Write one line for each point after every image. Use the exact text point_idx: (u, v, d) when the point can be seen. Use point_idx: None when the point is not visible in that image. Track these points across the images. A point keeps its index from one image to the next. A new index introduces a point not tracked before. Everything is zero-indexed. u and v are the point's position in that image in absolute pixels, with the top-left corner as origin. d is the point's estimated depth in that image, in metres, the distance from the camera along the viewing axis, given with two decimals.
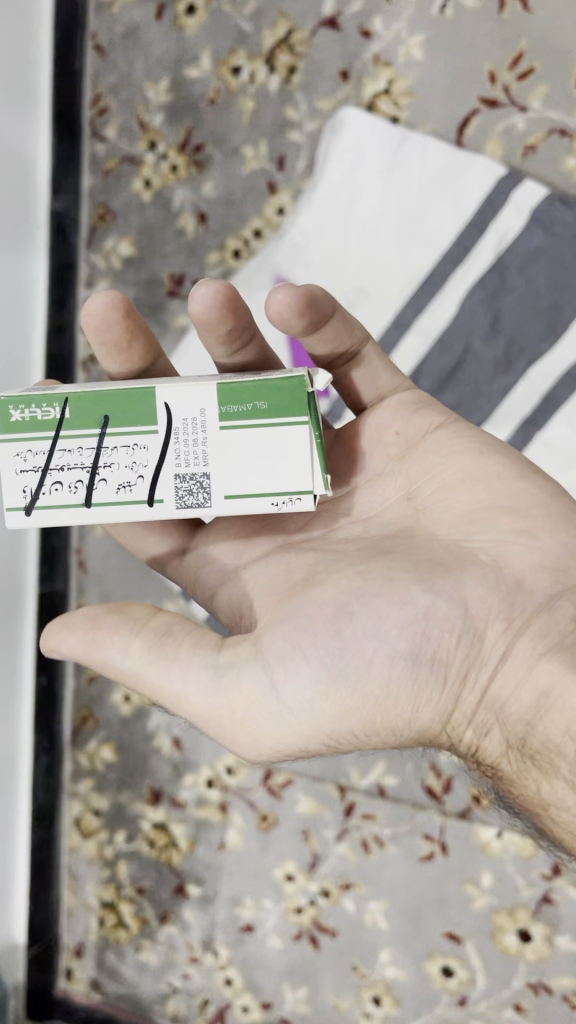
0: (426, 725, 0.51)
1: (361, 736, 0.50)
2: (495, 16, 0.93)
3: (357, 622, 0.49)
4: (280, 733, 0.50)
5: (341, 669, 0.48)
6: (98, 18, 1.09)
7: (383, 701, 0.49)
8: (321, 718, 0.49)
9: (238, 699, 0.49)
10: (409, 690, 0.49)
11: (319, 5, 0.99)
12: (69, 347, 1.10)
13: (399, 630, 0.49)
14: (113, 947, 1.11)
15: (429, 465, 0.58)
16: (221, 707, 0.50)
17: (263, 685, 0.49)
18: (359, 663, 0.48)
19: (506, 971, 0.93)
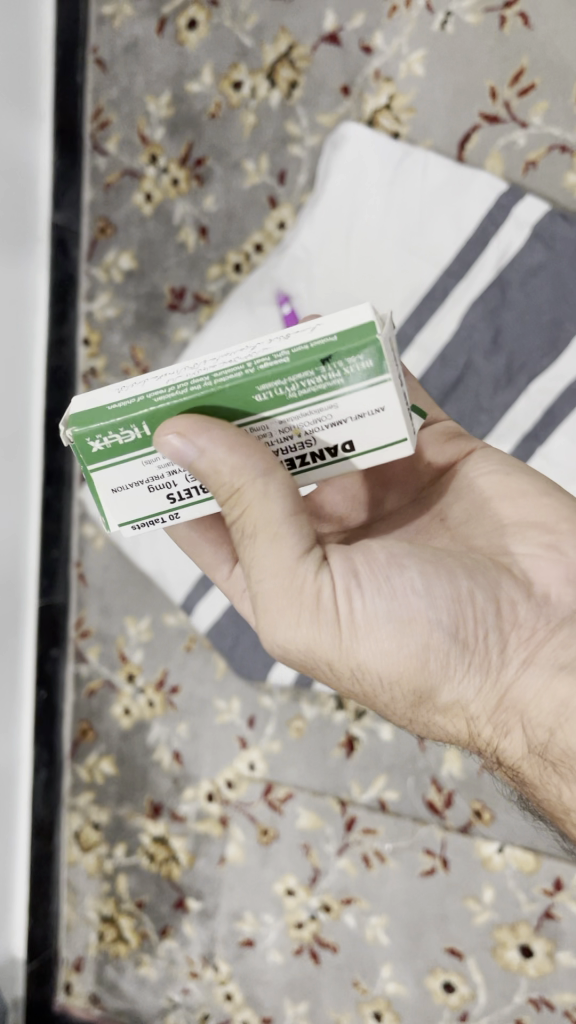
0: (445, 704, 0.51)
1: (382, 681, 0.50)
2: (495, 32, 0.93)
3: (407, 577, 0.49)
4: (311, 643, 0.49)
5: (392, 608, 0.48)
6: (100, 34, 1.10)
7: (416, 661, 0.49)
8: (358, 645, 0.48)
9: (297, 589, 0.48)
10: (443, 663, 0.49)
11: (320, 21, 1.00)
12: (69, 362, 1.11)
13: (443, 600, 0.48)
14: (113, 961, 1.11)
15: (460, 487, 0.59)
16: (279, 592, 0.49)
17: (318, 594, 0.48)
18: (406, 611, 0.48)
19: (507, 987, 0.93)
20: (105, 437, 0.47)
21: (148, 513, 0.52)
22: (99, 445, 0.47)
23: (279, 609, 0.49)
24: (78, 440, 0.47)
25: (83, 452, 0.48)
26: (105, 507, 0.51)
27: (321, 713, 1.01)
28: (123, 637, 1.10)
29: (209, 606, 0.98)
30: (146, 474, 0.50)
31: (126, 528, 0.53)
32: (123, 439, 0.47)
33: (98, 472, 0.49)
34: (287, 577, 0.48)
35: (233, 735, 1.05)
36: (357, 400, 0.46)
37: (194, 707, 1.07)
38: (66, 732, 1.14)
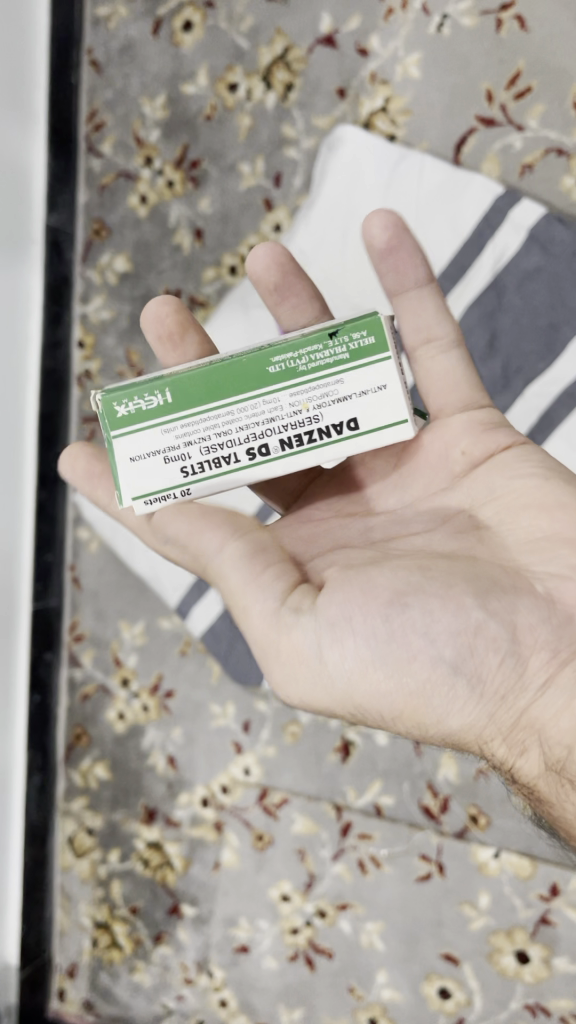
0: (456, 736, 0.48)
1: (385, 717, 0.48)
2: (492, 35, 0.93)
3: (407, 614, 0.46)
4: (307, 692, 0.49)
5: (387, 649, 0.46)
6: (95, 35, 1.09)
7: (415, 700, 0.47)
8: (356, 687, 0.47)
9: (287, 645, 0.49)
10: (446, 701, 0.46)
11: (316, 24, 1.00)
12: (64, 363, 1.11)
13: (445, 635, 0.46)
14: (107, 967, 1.10)
15: (492, 485, 0.56)
16: (270, 642, 0.50)
17: (310, 642, 0.48)
18: (404, 654, 0.46)
19: (504, 993, 0.92)
20: (129, 398, 0.56)
21: (159, 489, 0.57)
22: (122, 409, 0.57)
23: (277, 663, 0.50)
24: (107, 400, 0.57)
25: (109, 414, 0.57)
26: (122, 477, 0.57)
27: (317, 718, 1.00)
28: (117, 640, 1.10)
29: (204, 610, 0.98)
30: (161, 443, 0.56)
31: (139, 505, 0.57)
32: (144, 405, 0.56)
33: (118, 435, 0.57)
34: (269, 633, 0.49)
35: (228, 740, 1.04)
36: (357, 376, 0.55)
37: (189, 711, 1.06)
38: (59, 737, 1.13)
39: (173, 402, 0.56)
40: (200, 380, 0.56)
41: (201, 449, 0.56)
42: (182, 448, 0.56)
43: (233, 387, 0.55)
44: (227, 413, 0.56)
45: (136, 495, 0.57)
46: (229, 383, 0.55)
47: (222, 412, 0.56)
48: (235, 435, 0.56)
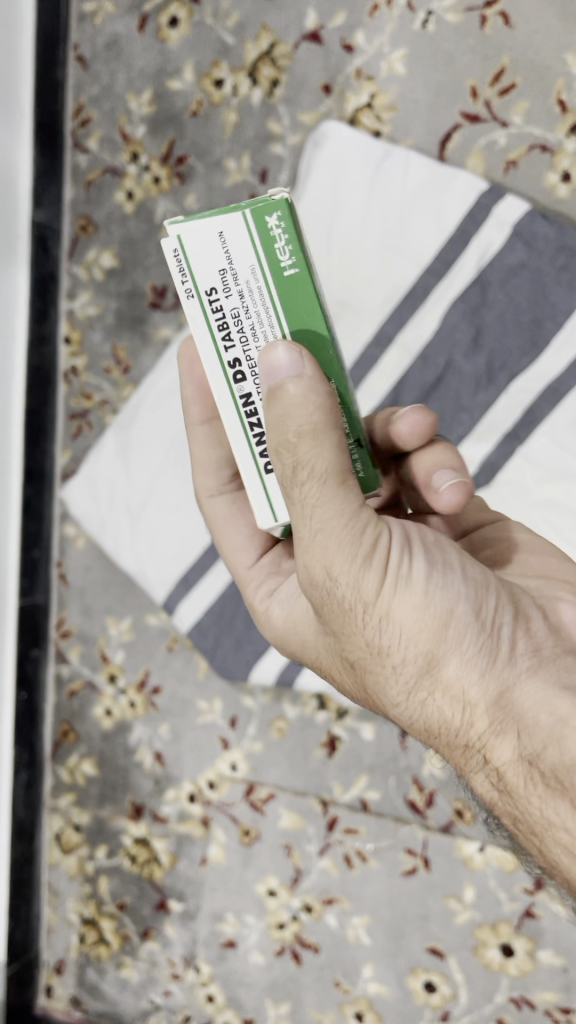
0: (449, 685, 0.49)
1: (397, 635, 0.49)
2: (476, 32, 0.94)
3: (449, 557, 0.51)
4: (351, 578, 0.49)
5: (432, 575, 0.49)
6: (80, 31, 1.09)
7: (437, 623, 0.49)
8: (391, 589, 0.49)
9: (350, 521, 0.49)
10: (459, 638, 0.49)
11: (302, 20, 1.00)
12: (50, 361, 1.11)
13: (476, 583, 0.50)
14: (94, 963, 1.10)
15: (490, 541, 0.64)
16: (329, 518, 0.49)
17: (372, 530, 0.50)
18: (446, 580, 0.49)
19: (489, 986, 0.93)
20: (283, 225, 0.50)
21: (184, 273, 0.51)
22: (272, 224, 0.50)
23: (336, 539, 0.49)
24: (282, 203, 0.50)
25: (266, 206, 0.50)
26: (196, 226, 0.50)
27: (303, 713, 1.01)
28: (104, 637, 1.10)
29: (191, 606, 0.98)
30: (236, 278, 0.51)
31: (171, 243, 0.51)
32: (281, 249, 0.50)
33: (243, 224, 0.50)
34: (347, 515, 0.49)
35: (215, 736, 1.05)
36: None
37: (176, 707, 1.06)
38: (47, 733, 1.13)
39: (285, 276, 0.50)
40: (312, 300, 0.51)
41: (238, 314, 0.51)
42: (229, 307, 0.51)
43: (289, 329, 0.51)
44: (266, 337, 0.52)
45: (178, 240, 0.50)
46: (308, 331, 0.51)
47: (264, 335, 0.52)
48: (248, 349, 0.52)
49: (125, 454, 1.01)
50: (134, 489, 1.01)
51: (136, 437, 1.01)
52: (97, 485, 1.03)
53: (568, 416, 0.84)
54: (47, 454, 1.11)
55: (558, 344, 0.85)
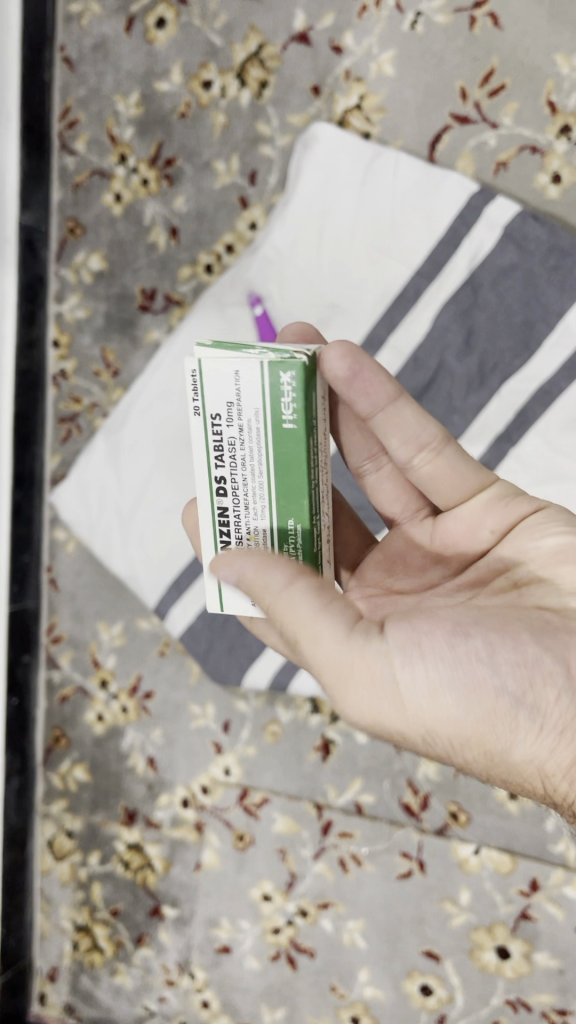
0: (520, 769, 0.51)
1: (452, 744, 0.51)
2: (465, 33, 0.93)
3: (471, 645, 0.50)
4: (379, 717, 0.51)
5: (457, 680, 0.50)
6: (67, 32, 1.08)
7: (483, 725, 0.50)
8: (426, 712, 0.50)
9: (355, 669, 0.51)
10: (512, 728, 0.50)
11: (290, 21, 0.99)
12: (39, 364, 1.10)
13: (508, 665, 0.50)
14: (88, 971, 1.09)
15: (523, 547, 0.61)
16: (338, 668, 0.52)
17: (379, 668, 0.51)
18: (473, 682, 0.50)
19: (485, 989, 0.93)
20: (293, 388, 0.54)
21: (199, 391, 0.56)
22: (283, 379, 0.54)
23: (346, 687, 0.52)
24: (298, 366, 0.54)
25: (282, 365, 0.54)
26: (215, 362, 0.55)
27: (296, 716, 1.00)
28: (96, 642, 1.09)
29: (184, 610, 0.97)
30: (240, 415, 0.56)
31: (192, 362, 0.56)
32: (283, 403, 0.55)
33: (257, 373, 0.54)
34: (341, 663, 0.51)
35: (208, 740, 1.04)
36: (267, 588, 0.60)
37: (169, 713, 1.06)
38: (38, 739, 1.12)
39: (281, 429, 0.56)
40: (299, 458, 0.56)
41: (232, 445, 0.57)
42: (227, 436, 0.57)
43: (276, 471, 0.57)
44: (253, 469, 0.57)
45: (198, 366, 0.55)
46: (297, 486, 0.57)
47: (252, 468, 0.57)
48: (231, 472, 0.58)
49: (115, 457, 1.00)
50: (125, 492, 1.00)
51: (127, 440, 1.00)
52: (87, 487, 1.02)
53: (560, 417, 0.84)
54: (36, 459, 1.10)
55: (550, 346, 0.85)
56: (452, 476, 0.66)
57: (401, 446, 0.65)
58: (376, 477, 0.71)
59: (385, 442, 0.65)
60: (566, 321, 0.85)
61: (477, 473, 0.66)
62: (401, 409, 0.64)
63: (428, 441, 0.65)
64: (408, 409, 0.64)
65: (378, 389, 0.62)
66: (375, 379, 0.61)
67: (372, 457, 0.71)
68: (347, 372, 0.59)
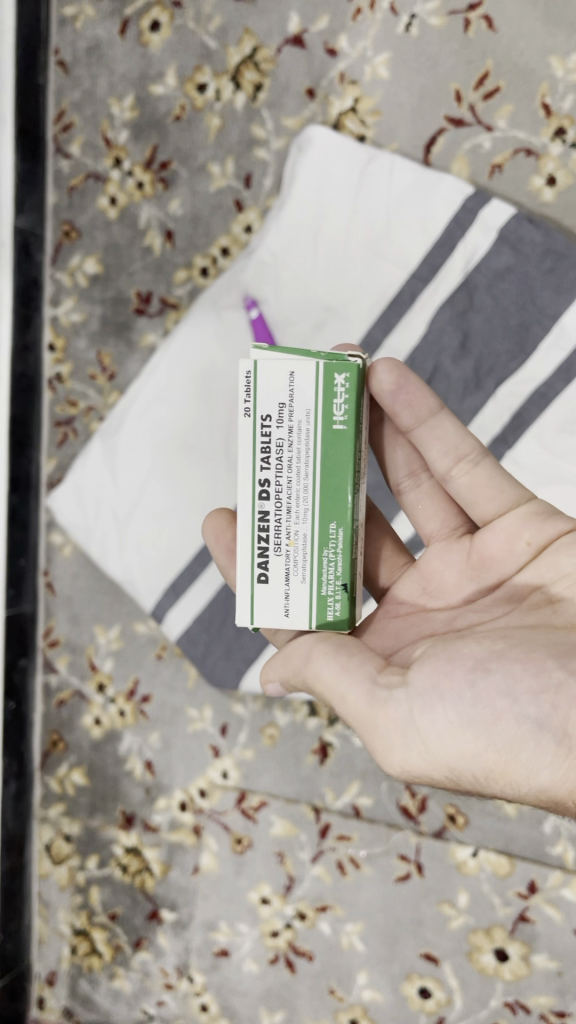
0: (553, 799, 0.50)
1: (480, 779, 0.52)
2: (460, 35, 0.93)
3: (492, 678, 0.52)
4: (406, 761, 0.54)
5: (477, 715, 0.51)
6: (61, 34, 1.08)
7: (508, 754, 0.51)
8: (450, 749, 0.52)
9: (381, 720, 0.54)
10: (535, 756, 0.50)
11: (284, 24, 0.99)
12: (34, 367, 1.09)
13: (528, 692, 0.51)
14: (87, 975, 1.09)
15: (560, 563, 0.61)
16: (366, 723, 0.55)
17: (403, 713, 0.53)
18: (492, 715, 0.51)
19: (484, 991, 0.93)
20: (346, 389, 0.59)
21: (252, 392, 0.60)
22: (337, 381, 0.59)
23: (376, 736, 0.55)
24: (352, 369, 0.59)
25: (337, 367, 0.59)
26: (273, 365, 0.59)
27: (294, 719, 1.00)
28: (93, 646, 1.09)
29: (181, 612, 0.97)
30: (291, 417, 0.60)
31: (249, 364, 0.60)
32: (335, 405, 0.59)
33: (313, 376, 0.59)
34: (369, 710, 0.55)
35: (205, 743, 1.04)
36: (303, 590, 0.62)
37: (166, 716, 1.06)
38: (36, 744, 1.12)
39: (329, 431, 0.60)
40: (346, 459, 0.60)
41: (280, 446, 0.61)
42: (276, 437, 0.60)
43: (321, 473, 0.61)
44: (298, 471, 0.61)
45: (254, 368, 0.60)
46: (340, 488, 0.61)
47: (298, 470, 0.61)
48: (276, 475, 0.61)
49: (111, 461, 1.00)
50: (121, 495, 0.99)
51: (123, 444, 1.00)
52: (83, 490, 1.01)
53: (556, 420, 0.84)
54: (32, 463, 1.10)
55: (546, 347, 0.85)
56: (490, 488, 0.66)
57: (441, 455, 0.67)
58: (414, 496, 0.71)
59: (425, 453, 0.67)
60: (562, 324, 0.85)
61: (516, 488, 0.66)
62: (442, 419, 0.66)
63: (467, 452, 0.66)
64: (448, 423, 0.66)
65: (422, 401, 0.66)
66: (419, 391, 0.65)
67: (410, 473, 0.71)
68: (393, 384, 0.64)
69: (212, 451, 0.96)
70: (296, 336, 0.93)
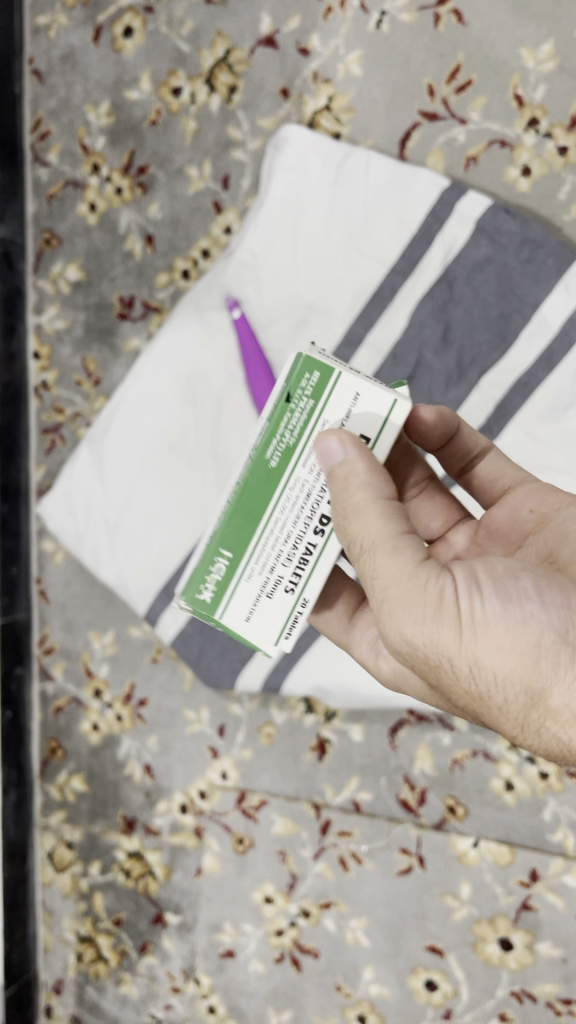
0: (559, 713, 0.48)
1: (494, 677, 0.48)
2: (430, 30, 0.94)
3: (521, 583, 0.49)
4: (432, 637, 0.49)
5: (507, 608, 0.48)
6: (35, 44, 1.08)
7: (526, 659, 0.47)
8: (473, 634, 0.48)
9: (417, 586, 0.50)
10: (554, 664, 0.47)
11: (256, 25, 1.00)
12: (21, 375, 1.10)
13: (554, 603, 0.48)
14: (94, 981, 1.09)
15: (565, 531, 0.60)
16: (402, 588, 0.50)
17: (440, 586, 0.49)
18: (523, 613, 0.48)
19: (489, 981, 0.93)
20: (218, 567, 0.54)
21: (281, 620, 0.56)
22: (206, 589, 0.55)
23: (405, 604, 0.50)
24: (197, 597, 0.55)
25: (207, 601, 0.55)
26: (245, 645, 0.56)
27: (291, 717, 1.01)
28: (88, 651, 1.09)
29: (174, 616, 0.97)
30: (263, 571, 0.55)
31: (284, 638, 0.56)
32: (216, 571, 0.55)
33: (229, 610, 0.55)
34: (410, 578, 0.50)
35: (204, 745, 1.04)
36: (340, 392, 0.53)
37: (163, 719, 1.06)
38: (34, 752, 1.12)
39: (236, 536, 0.54)
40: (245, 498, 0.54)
41: (285, 560, 0.55)
42: (277, 558, 0.55)
43: (259, 498, 0.54)
44: (283, 511, 0.55)
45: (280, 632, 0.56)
46: (255, 486, 0.54)
47: (284, 511, 0.55)
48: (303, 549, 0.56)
49: (100, 465, 1.00)
50: (111, 501, 0.99)
51: (111, 449, 0.99)
52: (72, 497, 1.01)
53: (540, 408, 0.85)
54: (21, 471, 1.10)
55: (527, 336, 0.86)
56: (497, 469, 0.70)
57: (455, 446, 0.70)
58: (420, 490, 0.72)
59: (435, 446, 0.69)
60: (542, 313, 0.85)
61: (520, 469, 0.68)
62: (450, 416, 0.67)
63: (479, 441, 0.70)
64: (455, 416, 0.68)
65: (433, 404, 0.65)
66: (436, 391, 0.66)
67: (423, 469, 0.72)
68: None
69: (201, 452, 0.97)
70: (280, 335, 0.94)
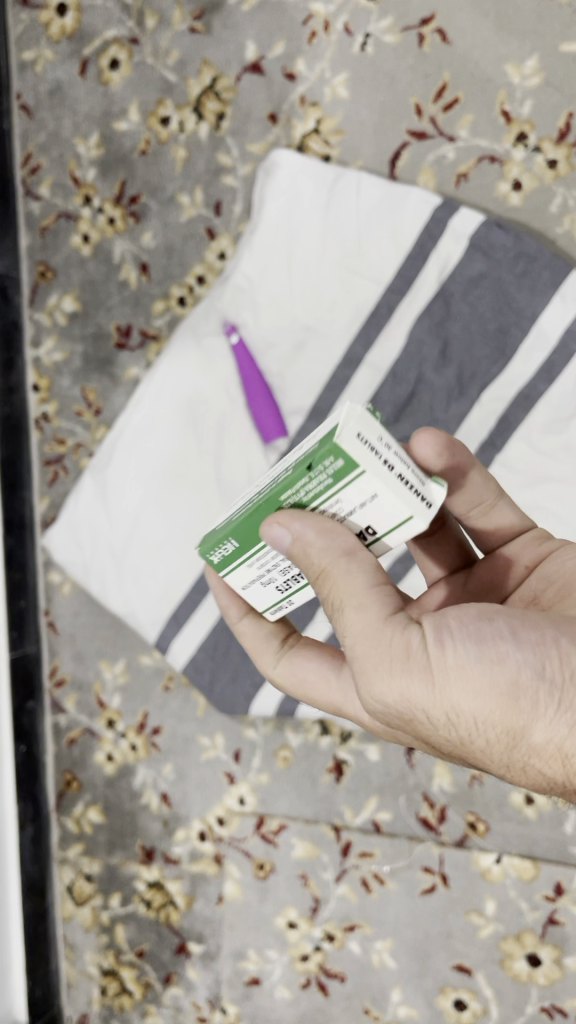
0: (547, 749, 0.46)
1: (477, 722, 0.47)
2: (415, 49, 0.95)
3: (495, 622, 0.47)
4: (404, 690, 0.48)
5: (480, 649, 0.46)
6: (22, 79, 1.09)
7: (504, 703, 0.46)
8: (447, 682, 0.46)
9: (385, 641, 0.49)
10: (530, 701, 0.45)
11: (242, 52, 1.00)
12: (21, 408, 1.10)
13: (530, 641, 0.46)
14: (118, 1015, 1.08)
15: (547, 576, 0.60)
16: (374, 643, 0.49)
17: (410, 638, 0.48)
18: (497, 654, 0.46)
19: (519, 999, 0.92)
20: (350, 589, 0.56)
21: (401, 483, 0.47)
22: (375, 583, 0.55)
23: (373, 659, 0.49)
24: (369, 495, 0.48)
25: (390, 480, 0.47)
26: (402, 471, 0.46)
27: (307, 740, 1.00)
28: (99, 681, 1.08)
29: (185, 642, 0.97)
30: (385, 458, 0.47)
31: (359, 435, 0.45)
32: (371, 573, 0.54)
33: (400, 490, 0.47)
34: (377, 631, 0.49)
35: (220, 771, 1.03)
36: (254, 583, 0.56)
37: (178, 747, 1.05)
38: (49, 786, 1.11)
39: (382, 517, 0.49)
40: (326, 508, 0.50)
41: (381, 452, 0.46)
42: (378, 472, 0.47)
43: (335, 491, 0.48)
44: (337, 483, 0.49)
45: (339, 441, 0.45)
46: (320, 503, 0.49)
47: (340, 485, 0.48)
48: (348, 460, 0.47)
49: (104, 495, 1.00)
50: (116, 529, 0.99)
51: (114, 479, 0.99)
52: (78, 529, 1.01)
53: (543, 418, 0.85)
54: (26, 504, 1.10)
55: (526, 349, 0.86)
56: None
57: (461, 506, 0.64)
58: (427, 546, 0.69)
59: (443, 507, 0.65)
60: (540, 325, 0.86)
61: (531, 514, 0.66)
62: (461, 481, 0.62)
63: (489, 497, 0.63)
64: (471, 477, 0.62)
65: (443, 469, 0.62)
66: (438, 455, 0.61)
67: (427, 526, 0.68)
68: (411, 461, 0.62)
69: (203, 478, 0.96)
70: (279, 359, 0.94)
